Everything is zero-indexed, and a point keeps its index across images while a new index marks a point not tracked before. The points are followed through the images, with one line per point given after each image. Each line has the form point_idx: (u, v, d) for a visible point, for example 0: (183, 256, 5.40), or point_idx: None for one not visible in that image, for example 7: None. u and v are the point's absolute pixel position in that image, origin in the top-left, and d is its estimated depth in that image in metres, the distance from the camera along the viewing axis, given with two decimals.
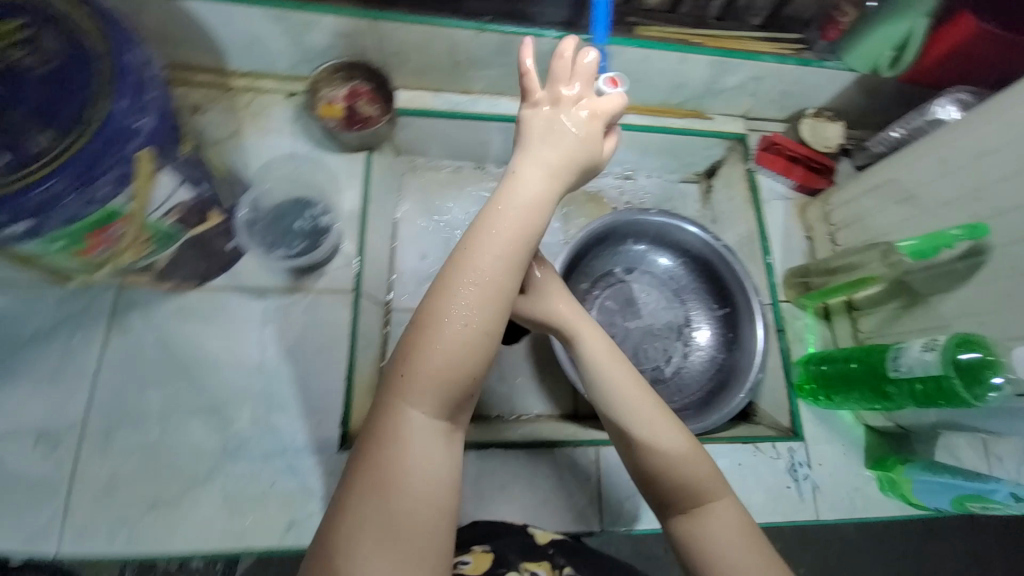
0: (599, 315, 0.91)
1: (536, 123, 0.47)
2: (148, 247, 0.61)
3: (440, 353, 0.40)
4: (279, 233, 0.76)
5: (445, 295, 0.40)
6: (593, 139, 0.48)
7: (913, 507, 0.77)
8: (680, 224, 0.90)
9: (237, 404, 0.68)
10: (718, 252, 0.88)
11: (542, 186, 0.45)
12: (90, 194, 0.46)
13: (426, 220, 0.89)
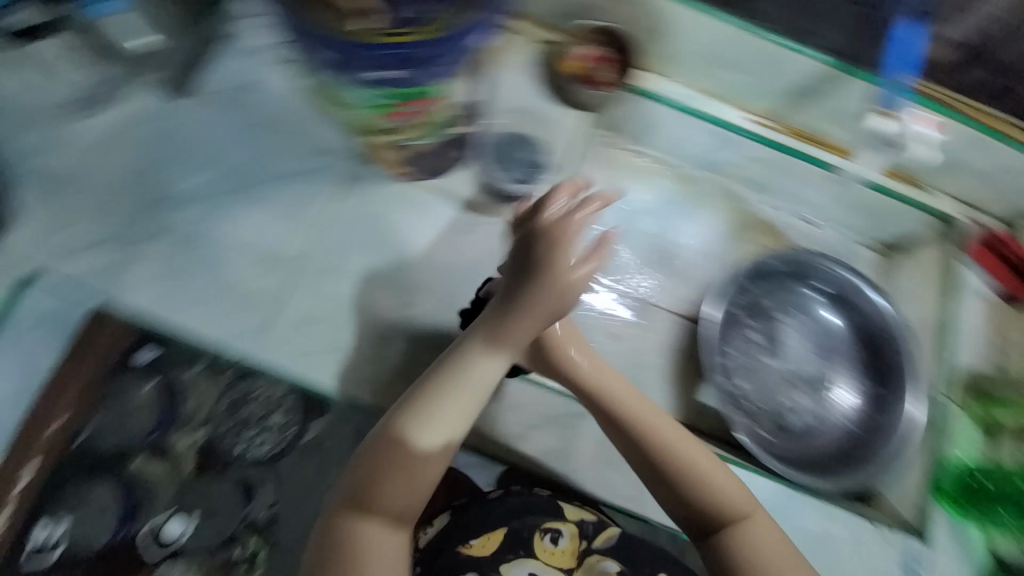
0: (742, 344, 0.90)
1: (521, 241, 0.54)
2: (421, 130, 0.70)
3: (412, 459, 0.53)
4: (498, 158, 0.82)
5: (420, 407, 0.54)
6: (595, 270, 0.54)
7: None
8: (870, 292, 0.88)
9: (420, 293, 0.76)
10: (898, 328, 0.85)
11: (524, 321, 0.55)
12: (426, 69, 0.57)
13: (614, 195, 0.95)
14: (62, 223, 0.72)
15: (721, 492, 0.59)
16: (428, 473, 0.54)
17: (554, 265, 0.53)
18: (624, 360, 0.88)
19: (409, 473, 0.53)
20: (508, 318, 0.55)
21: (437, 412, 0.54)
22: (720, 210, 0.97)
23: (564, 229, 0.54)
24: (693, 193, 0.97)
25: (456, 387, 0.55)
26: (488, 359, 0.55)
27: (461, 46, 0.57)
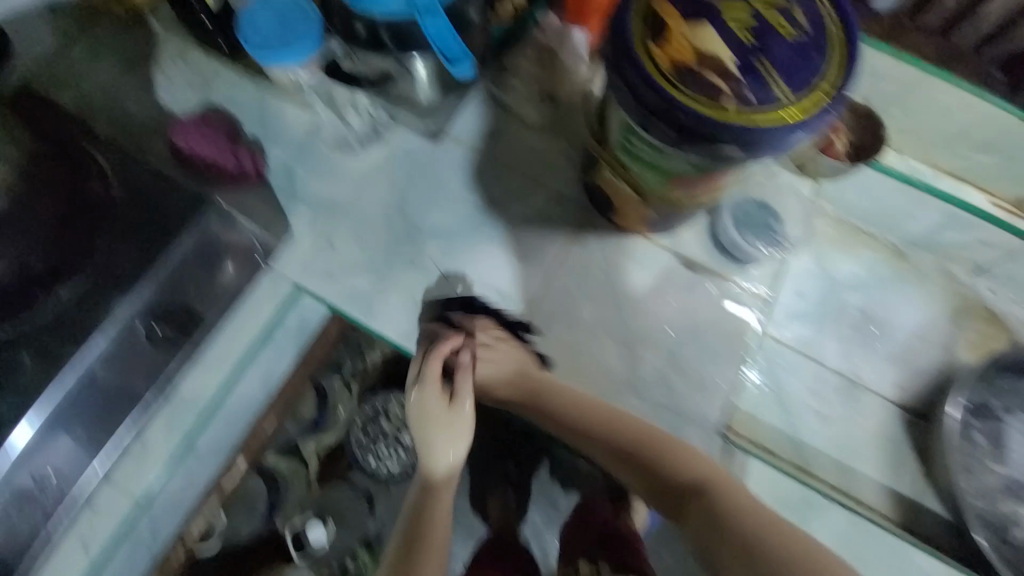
0: (970, 449, 0.82)
1: (417, 407, 0.68)
2: (689, 204, 0.67)
3: (436, 514, 0.69)
4: (733, 224, 0.79)
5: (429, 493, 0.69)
6: (456, 423, 0.68)
7: None
8: None
9: (646, 348, 0.76)
10: None
11: (453, 434, 0.68)
12: (777, 151, 0.51)
13: (817, 266, 0.89)
14: (323, 245, 0.78)
15: (739, 503, 0.64)
16: (444, 514, 0.70)
17: (433, 409, 0.68)
18: (832, 443, 0.82)
19: (439, 526, 0.70)
20: (427, 423, 0.68)
21: (438, 495, 0.70)
22: (937, 293, 0.90)
23: (429, 380, 0.69)
24: (902, 270, 0.90)
25: (432, 477, 0.68)
26: (439, 441, 0.68)
27: (795, 135, 0.50)
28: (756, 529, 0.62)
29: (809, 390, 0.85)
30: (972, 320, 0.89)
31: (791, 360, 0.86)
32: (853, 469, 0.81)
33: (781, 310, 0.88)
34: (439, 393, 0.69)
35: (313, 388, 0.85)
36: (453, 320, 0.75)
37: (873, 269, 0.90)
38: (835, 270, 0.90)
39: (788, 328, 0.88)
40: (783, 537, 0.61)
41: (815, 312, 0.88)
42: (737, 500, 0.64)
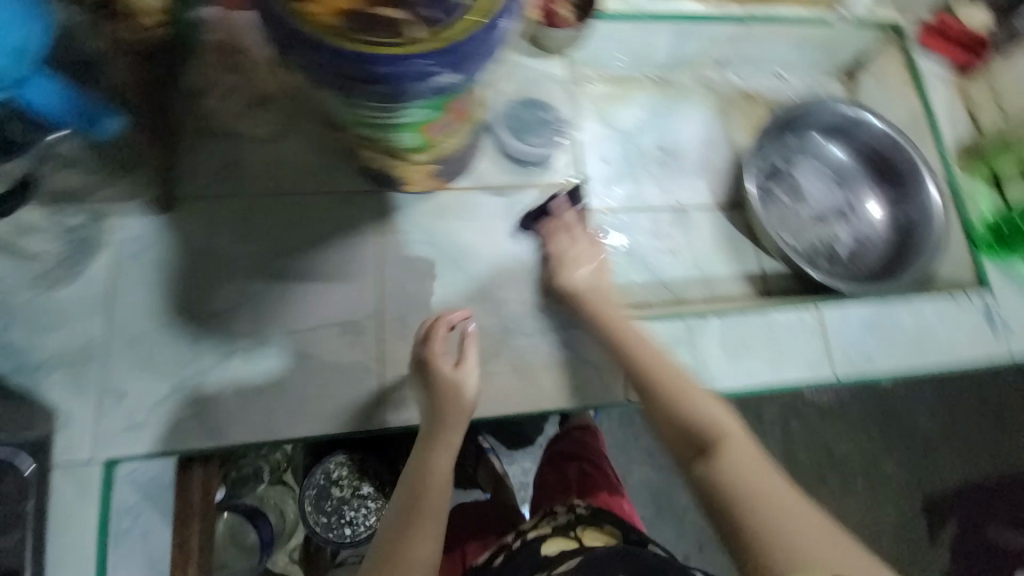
0: (773, 207, 0.98)
1: (423, 364, 0.64)
2: (460, 134, 0.65)
3: (434, 476, 0.59)
4: (520, 124, 0.81)
5: (427, 450, 0.61)
6: (456, 372, 0.64)
7: None
8: (863, 115, 0.96)
9: (503, 287, 0.75)
10: (895, 139, 0.94)
11: (453, 386, 0.63)
12: (496, 51, 0.49)
13: (606, 127, 0.97)
14: (109, 396, 0.64)
15: (701, 411, 0.61)
16: (443, 479, 0.60)
17: (440, 372, 0.63)
18: (689, 267, 0.92)
19: (438, 490, 0.59)
20: (434, 384, 0.63)
21: (437, 453, 0.61)
22: (699, 101, 1.03)
23: (437, 342, 0.65)
24: (669, 92, 1.02)
25: (438, 432, 0.61)
26: (447, 399, 0.62)
27: (501, 28, 0.48)
28: (708, 425, 0.60)
29: (653, 234, 0.92)
30: (734, 108, 1.03)
31: (626, 218, 0.93)
32: (714, 277, 0.92)
33: (597, 180, 0.93)
34: (444, 358, 0.65)
35: (228, 514, 0.79)
36: (280, 385, 0.67)
37: (648, 105, 1.00)
38: (621, 123, 0.98)
39: (612, 190, 0.94)
40: (724, 430, 0.59)
41: (625, 166, 0.95)
42: (708, 413, 0.61)
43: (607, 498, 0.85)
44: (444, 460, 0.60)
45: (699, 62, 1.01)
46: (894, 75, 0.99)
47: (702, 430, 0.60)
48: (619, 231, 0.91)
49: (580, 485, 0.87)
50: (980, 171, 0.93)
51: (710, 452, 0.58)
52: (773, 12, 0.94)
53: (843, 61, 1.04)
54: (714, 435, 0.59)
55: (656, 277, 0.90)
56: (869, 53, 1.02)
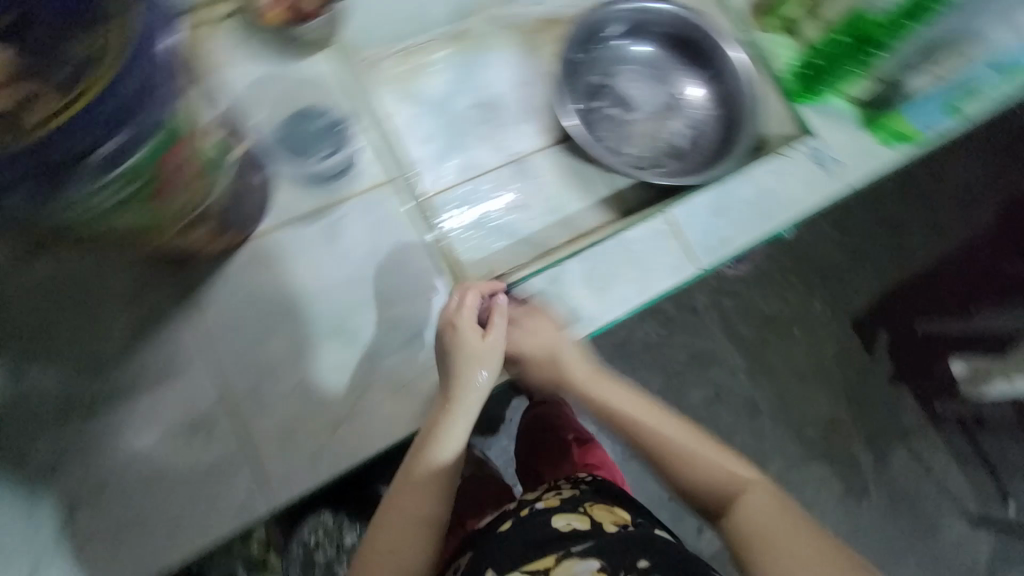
0: (607, 124, 0.96)
1: (447, 333, 0.65)
2: (206, 181, 0.55)
3: (445, 444, 0.63)
4: (302, 142, 0.72)
5: (442, 419, 0.64)
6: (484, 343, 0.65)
7: (915, 147, 0.85)
8: (648, 5, 0.95)
9: (354, 315, 0.68)
10: (687, 17, 0.94)
11: (481, 361, 0.64)
12: (172, 83, 0.46)
13: (415, 104, 0.90)
14: None
15: (715, 467, 0.66)
16: (456, 447, 0.64)
17: (468, 343, 0.64)
18: (546, 216, 0.89)
19: (450, 459, 0.63)
20: (460, 352, 0.64)
21: (456, 423, 0.64)
22: (505, 43, 0.96)
23: (468, 310, 0.66)
24: (470, 44, 0.95)
25: (455, 403, 0.64)
26: (473, 372, 0.64)
27: (158, 53, 0.44)
28: (725, 481, 0.65)
29: (500, 195, 0.89)
30: (542, 36, 0.97)
31: (469, 190, 0.88)
32: (572, 217, 0.90)
33: (425, 164, 0.88)
34: (476, 330, 0.65)
35: None
36: (146, 515, 0.60)
37: (451, 66, 0.93)
38: (428, 92, 0.91)
39: (445, 168, 0.88)
40: (742, 487, 0.64)
41: (448, 138, 0.90)
42: (725, 470, 0.66)
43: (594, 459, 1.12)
44: (461, 433, 0.64)
45: (486, 4, 0.94)
46: None
47: (721, 482, 0.65)
48: (466, 206, 0.88)
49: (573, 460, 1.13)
50: (776, 23, 0.91)
51: (725, 508, 0.63)
52: None
53: None
54: (733, 491, 0.64)
55: (516, 238, 0.87)
56: None
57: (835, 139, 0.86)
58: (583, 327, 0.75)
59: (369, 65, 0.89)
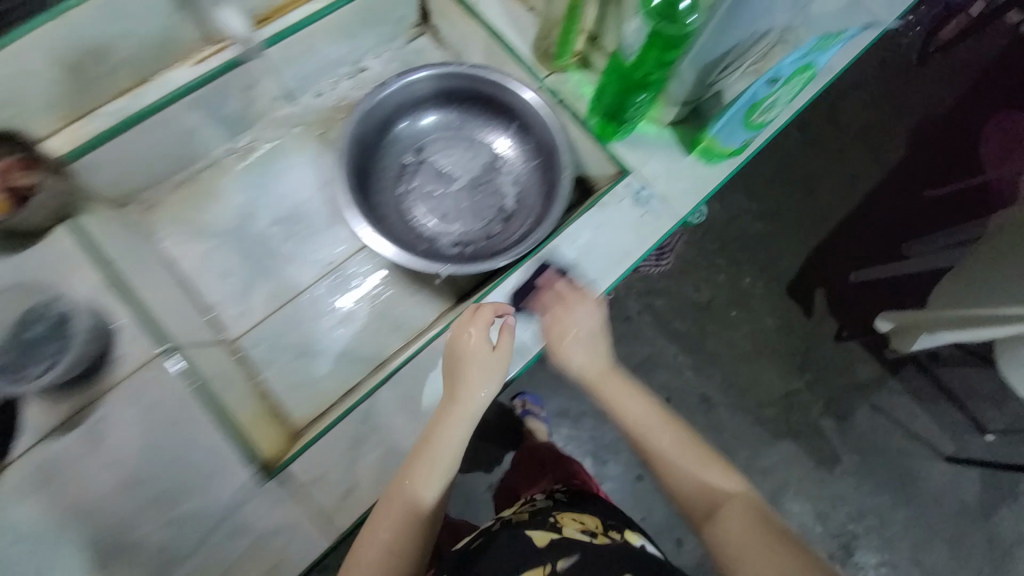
0: (428, 204, 0.90)
1: (454, 343, 0.68)
2: None
3: (442, 452, 0.64)
4: (33, 349, 0.64)
5: (443, 429, 0.65)
6: (488, 354, 0.68)
7: (730, 160, 0.83)
8: (413, 75, 0.84)
9: (133, 528, 0.59)
10: (462, 75, 0.85)
11: (481, 381, 0.67)
12: None
13: (208, 239, 0.83)
14: None
15: (689, 479, 0.67)
16: (451, 455, 0.65)
17: (477, 352, 0.67)
18: (377, 321, 0.82)
19: (443, 473, 0.65)
20: (468, 361, 0.66)
21: (455, 433, 0.65)
22: (300, 147, 0.91)
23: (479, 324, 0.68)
24: (259, 157, 0.89)
25: (457, 409, 0.66)
26: (479, 387, 0.66)
27: None
28: (707, 497, 0.65)
29: (318, 316, 0.81)
30: (337, 128, 0.93)
31: (281, 320, 0.80)
32: (402, 317, 0.83)
33: (229, 303, 0.80)
34: (486, 347, 0.67)
35: None
36: None
37: (240, 189, 0.86)
38: (221, 223, 0.84)
39: (252, 299, 0.80)
40: (721, 501, 0.65)
41: (250, 268, 0.82)
42: (707, 482, 0.66)
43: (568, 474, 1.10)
44: (456, 445, 0.65)
45: (266, 111, 0.87)
46: (451, 10, 0.90)
47: (700, 497, 0.66)
48: (278, 338, 0.79)
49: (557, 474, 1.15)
50: (571, 57, 0.84)
51: (709, 519, 0.64)
52: (287, 22, 0.78)
53: (413, 17, 0.95)
54: (712, 505, 0.65)
55: (344, 358, 0.79)
56: None
57: (658, 168, 0.83)
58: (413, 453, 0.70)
59: (148, 209, 0.83)
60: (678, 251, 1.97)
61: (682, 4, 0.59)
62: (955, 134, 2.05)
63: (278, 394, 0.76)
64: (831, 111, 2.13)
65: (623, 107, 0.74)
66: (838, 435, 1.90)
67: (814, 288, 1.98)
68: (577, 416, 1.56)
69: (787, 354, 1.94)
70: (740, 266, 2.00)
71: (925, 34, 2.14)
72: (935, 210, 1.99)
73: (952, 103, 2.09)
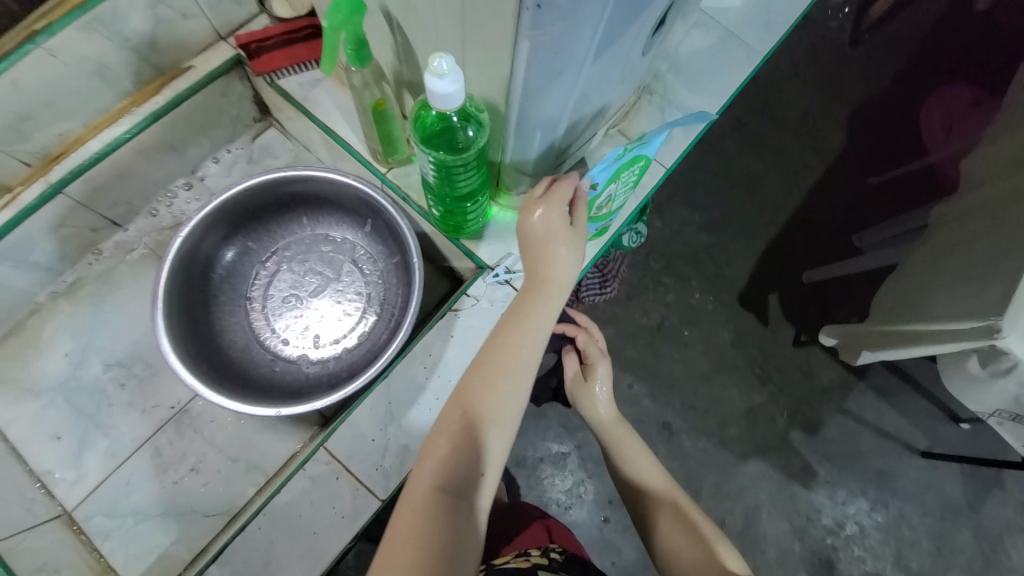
0: (287, 317, 0.83)
1: (530, 211, 0.59)
2: None
3: (500, 363, 0.55)
4: None
5: (523, 317, 0.57)
6: (551, 232, 0.59)
7: (595, 244, 0.77)
8: (235, 189, 0.77)
9: None
10: (293, 178, 0.78)
11: (567, 243, 0.59)
12: None
13: (35, 395, 0.76)
14: None
15: (684, 547, 0.64)
16: (517, 367, 0.55)
17: (559, 208, 0.59)
18: (229, 464, 0.75)
19: (499, 386, 0.54)
20: (550, 228, 0.58)
21: (524, 326, 0.57)
22: (135, 276, 0.82)
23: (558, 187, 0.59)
24: (89, 292, 0.81)
25: (530, 300, 0.58)
26: (565, 257, 0.59)
27: None
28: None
29: (159, 473, 0.74)
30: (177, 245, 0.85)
31: (120, 480, 0.73)
32: (259, 454, 0.76)
33: (63, 470, 0.73)
34: (556, 227, 0.58)
35: None
36: None
37: (70, 334, 0.78)
38: (50, 375, 0.77)
39: (87, 459, 0.74)
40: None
41: (83, 423, 0.75)
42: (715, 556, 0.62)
43: (554, 526, 1.07)
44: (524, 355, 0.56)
45: (96, 243, 0.82)
46: (284, 105, 0.84)
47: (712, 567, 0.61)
48: (118, 503, 0.72)
49: (538, 537, 1.02)
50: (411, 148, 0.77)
51: None
52: (88, 153, 0.73)
53: (250, 112, 0.88)
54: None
55: (192, 514, 0.72)
56: (254, 88, 0.84)
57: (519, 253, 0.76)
58: None
59: None
60: (622, 277, 1.56)
61: (454, 118, 0.53)
62: (911, 101, 1.69)
63: (122, 568, 0.70)
64: (767, 90, 1.71)
65: (456, 214, 0.68)
66: (809, 447, 1.50)
67: (766, 293, 1.59)
68: (535, 464, 1.38)
69: (745, 369, 1.54)
70: (689, 280, 1.59)
71: (853, 13, 1.75)
72: (885, 203, 1.63)
73: (905, 64, 1.72)
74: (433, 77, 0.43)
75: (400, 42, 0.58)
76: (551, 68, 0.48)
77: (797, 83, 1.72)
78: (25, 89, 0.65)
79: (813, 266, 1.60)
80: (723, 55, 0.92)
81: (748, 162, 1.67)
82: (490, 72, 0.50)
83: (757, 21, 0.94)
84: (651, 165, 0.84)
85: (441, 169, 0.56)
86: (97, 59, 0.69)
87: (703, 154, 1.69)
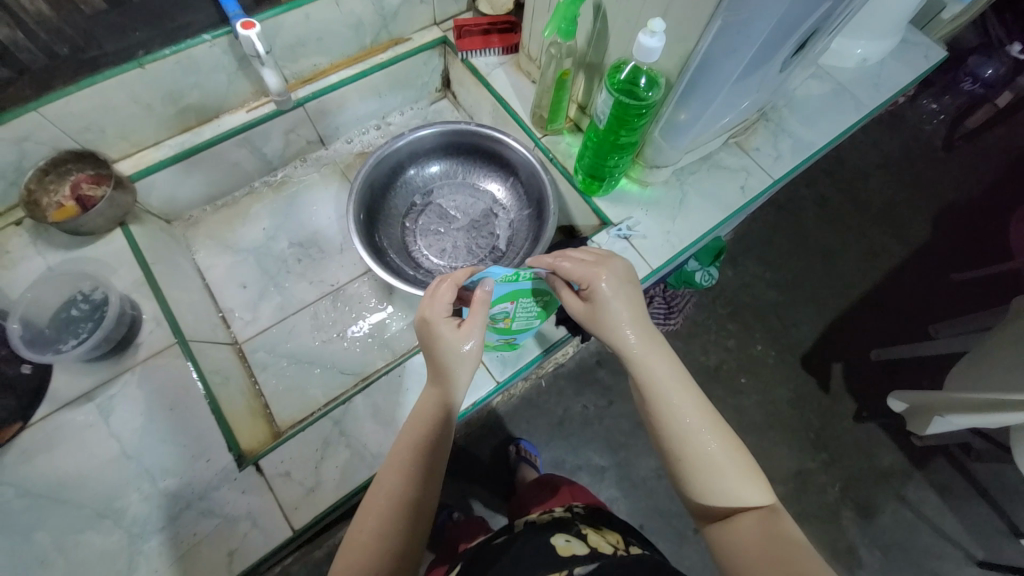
0: (430, 238, 1.00)
1: (423, 322, 0.63)
2: None
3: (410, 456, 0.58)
4: (65, 327, 0.79)
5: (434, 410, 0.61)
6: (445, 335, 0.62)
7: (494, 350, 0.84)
8: (421, 131, 0.96)
9: (122, 494, 0.68)
10: (465, 130, 0.98)
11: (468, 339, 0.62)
12: None
13: (234, 253, 0.96)
14: None
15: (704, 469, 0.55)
16: (432, 459, 0.58)
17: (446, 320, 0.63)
18: (369, 340, 0.90)
19: (409, 478, 0.56)
20: (441, 336, 0.62)
21: (438, 421, 0.61)
22: (325, 184, 1.04)
23: (440, 298, 0.64)
24: (289, 191, 1.02)
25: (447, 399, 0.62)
26: (466, 354, 0.62)
27: None
28: (765, 531, 0.50)
29: (315, 331, 0.90)
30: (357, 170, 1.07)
31: (282, 331, 0.90)
32: (393, 337, 0.91)
33: (241, 313, 0.91)
34: (451, 329, 0.62)
35: None
36: None
37: (270, 216, 0.99)
38: (249, 240, 0.97)
39: (262, 308, 0.92)
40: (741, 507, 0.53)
41: (264, 282, 0.94)
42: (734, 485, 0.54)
43: (580, 492, 1.02)
44: (438, 448, 0.59)
45: (299, 155, 1.04)
46: (467, 79, 1.05)
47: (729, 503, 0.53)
48: (278, 346, 0.89)
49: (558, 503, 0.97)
50: (565, 123, 0.96)
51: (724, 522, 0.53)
52: (327, 83, 0.96)
53: (437, 83, 1.12)
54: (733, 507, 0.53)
55: (331, 369, 0.87)
56: (445, 65, 1.08)
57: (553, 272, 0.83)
58: (370, 465, 0.71)
59: (190, 224, 0.97)
60: (686, 313, 1.53)
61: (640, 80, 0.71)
62: (1002, 204, 1.74)
63: (269, 399, 0.84)
64: (856, 168, 1.79)
65: (603, 168, 0.85)
66: (862, 534, 1.35)
67: (831, 359, 1.53)
68: (572, 471, 1.30)
69: (798, 430, 1.45)
70: (753, 330, 1.56)
71: (949, 120, 1.85)
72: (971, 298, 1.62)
73: (997, 172, 1.79)
74: (646, 35, 0.61)
75: (599, 27, 0.78)
76: (726, 47, 0.64)
77: (890, 169, 1.80)
78: (310, 23, 0.88)
79: (883, 342, 1.57)
80: (832, 103, 1.07)
81: (832, 228, 1.70)
82: (675, 49, 0.68)
83: (866, 84, 1.09)
84: (759, 175, 0.98)
85: (616, 113, 0.73)
86: (360, 16, 0.93)
87: (788, 219, 1.71)
